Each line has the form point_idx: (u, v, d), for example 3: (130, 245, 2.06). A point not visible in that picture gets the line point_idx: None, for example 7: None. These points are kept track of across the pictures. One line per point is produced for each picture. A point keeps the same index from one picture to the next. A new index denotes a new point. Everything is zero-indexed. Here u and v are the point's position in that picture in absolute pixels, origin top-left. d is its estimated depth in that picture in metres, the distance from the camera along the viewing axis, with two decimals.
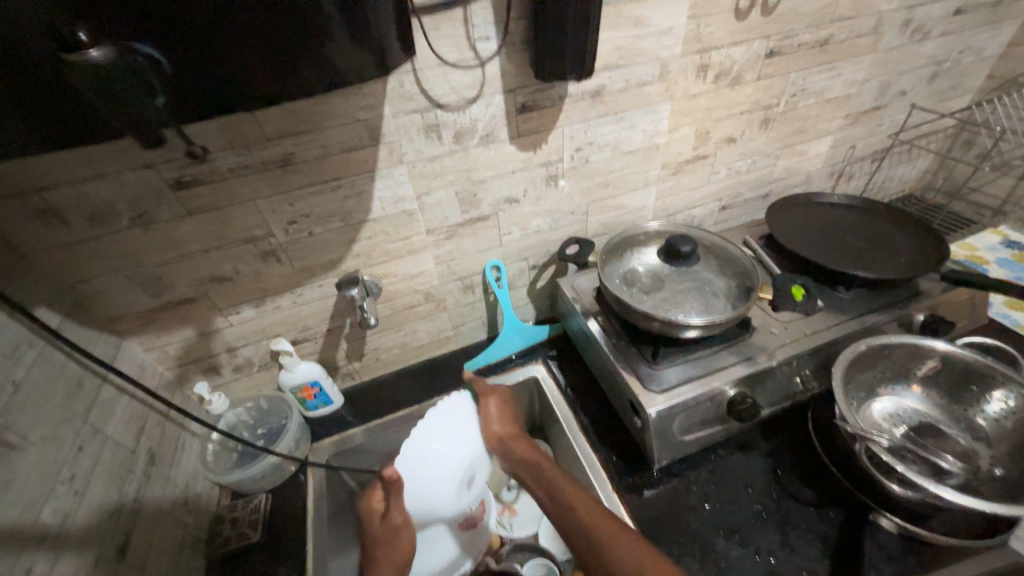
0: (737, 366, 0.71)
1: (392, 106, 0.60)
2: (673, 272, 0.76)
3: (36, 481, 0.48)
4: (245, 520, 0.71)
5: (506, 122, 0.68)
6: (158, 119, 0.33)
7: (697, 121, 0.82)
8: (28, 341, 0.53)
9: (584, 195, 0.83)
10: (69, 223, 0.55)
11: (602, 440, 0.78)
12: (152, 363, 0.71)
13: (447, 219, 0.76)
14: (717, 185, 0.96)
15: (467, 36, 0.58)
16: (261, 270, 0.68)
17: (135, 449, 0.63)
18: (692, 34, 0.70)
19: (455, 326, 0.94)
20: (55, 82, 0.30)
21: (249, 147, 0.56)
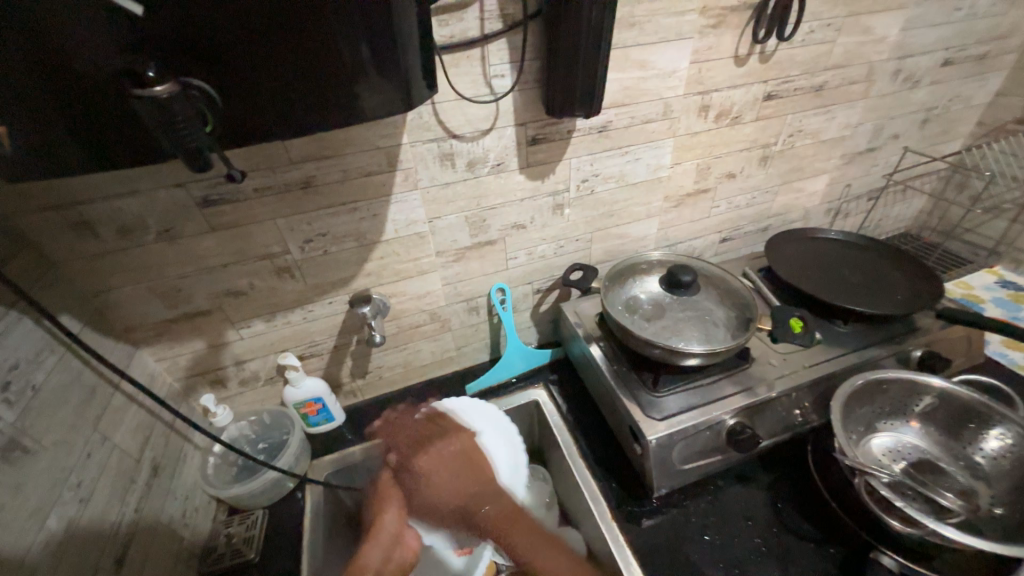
0: (737, 396, 0.71)
1: (411, 135, 0.64)
2: (675, 300, 0.78)
3: (43, 488, 0.49)
4: (240, 537, 0.71)
5: (517, 153, 0.72)
6: (204, 145, 0.36)
7: (698, 157, 0.86)
8: (49, 347, 0.54)
9: (589, 223, 0.86)
10: (98, 235, 0.57)
11: (601, 466, 0.78)
12: (162, 374, 0.73)
13: (456, 242, 0.78)
14: (718, 218, 0.99)
15: (484, 74, 0.63)
16: (276, 286, 0.71)
17: (139, 458, 0.64)
18: (695, 77, 0.75)
19: (459, 347, 0.95)
20: (118, 112, 0.33)
21: (273, 169, 0.60)
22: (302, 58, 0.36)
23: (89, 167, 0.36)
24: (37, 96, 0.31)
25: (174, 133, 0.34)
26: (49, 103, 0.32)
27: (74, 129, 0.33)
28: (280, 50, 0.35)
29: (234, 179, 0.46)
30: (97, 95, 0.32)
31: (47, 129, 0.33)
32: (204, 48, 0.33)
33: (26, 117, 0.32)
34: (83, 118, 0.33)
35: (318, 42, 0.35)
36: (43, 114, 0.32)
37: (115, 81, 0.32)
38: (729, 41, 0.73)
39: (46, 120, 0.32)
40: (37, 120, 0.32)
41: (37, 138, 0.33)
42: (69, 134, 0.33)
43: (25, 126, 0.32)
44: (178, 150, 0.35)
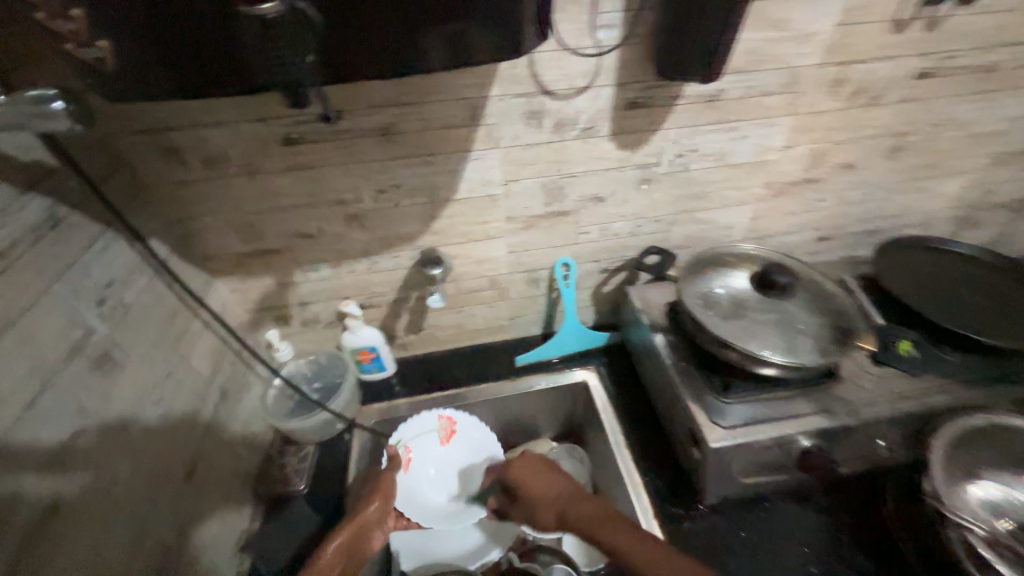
0: (817, 417, 0.64)
1: (499, 87, 0.59)
2: (760, 301, 0.70)
3: (128, 400, 0.52)
4: (291, 467, 0.75)
5: (610, 117, 0.65)
6: (302, 78, 0.33)
7: (816, 141, 0.74)
8: (139, 267, 0.56)
9: (674, 203, 0.78)
10: (186, 163, 0.58)
11: (648, 462, 0.75)
12: (233, 304, 0.76)
13: (528, 209, 0.74)
14: (820, 214, 0.87)
15: (591, 22, 0.55)
16: (344, 233, 0.70)
17: (210, 382, 0.67)
18: (835, 44, 0.63)
19: (513, 317, 0.92)
20: (216, 34, 0.30)
21: (356, 111, 0.57)
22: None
23: (185, 96, 0.34)
24: (143, 9, 0.29)
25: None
26: (154, 17, 0.30)
27: (174, 51, 0.31)
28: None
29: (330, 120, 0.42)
30: (200, 10, 0.29)
31: (150, 47, 0.31)
32: None
33: (129, 34, 0.30)
34: (183, 36, 0.30)
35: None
36: (147, 32, 0.30)
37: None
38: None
39: (148, 39, 0.30)
40: (138, 36, 0.30)
41: (139, 59, 0.31)
42: (168, 57, 0.31)
43: (128, 40, 0.30)
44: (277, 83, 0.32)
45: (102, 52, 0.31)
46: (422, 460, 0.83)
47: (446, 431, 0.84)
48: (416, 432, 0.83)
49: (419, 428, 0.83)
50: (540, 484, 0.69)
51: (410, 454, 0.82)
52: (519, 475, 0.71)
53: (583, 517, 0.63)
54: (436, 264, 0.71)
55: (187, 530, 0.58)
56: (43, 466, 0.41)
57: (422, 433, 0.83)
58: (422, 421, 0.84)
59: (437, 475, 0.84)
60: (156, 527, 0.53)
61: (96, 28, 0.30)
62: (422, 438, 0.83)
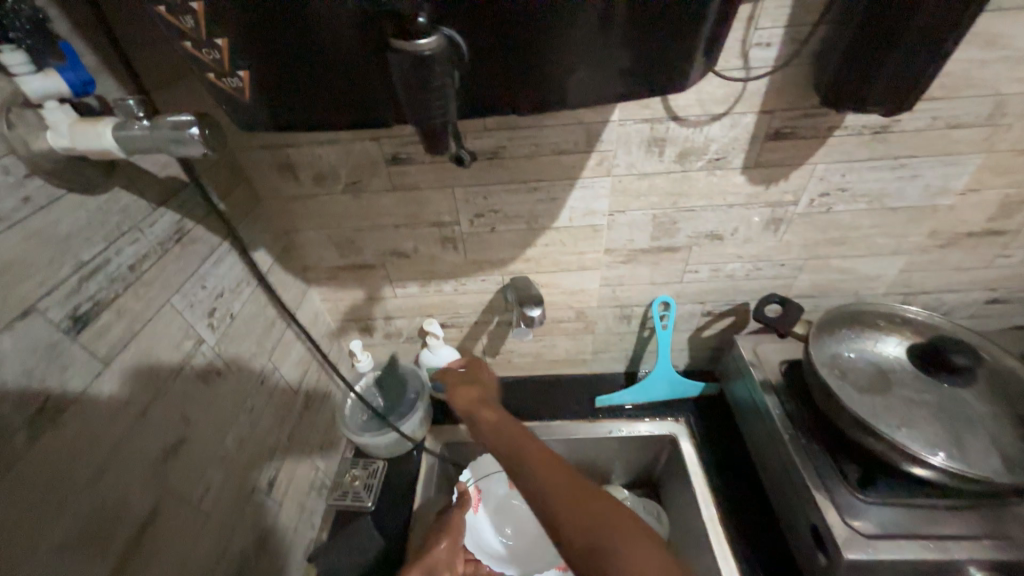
0: (990, 543, 0.51)
1: (622, 112, 0.52)
2: (913, 378, 0.57)
3: (227, 408, 0.53)
4: (361, 481, 0.75)
5: (746, 148, 0.56)
6: (447, 121, 0.29)
7: (1013, 185, 0.59)
8: (247, 279, 0.58)
9: (806, 248, 0.67)
10: (298, 178, 0.59)
11: (748, 546, 0.64)
12: (324, 313, 0.77)
13: (632, 242, 0.66)
14: (1000, 272, 0.70)
15: (743, 40, 0.47)
16: (436, 255, 0.68)
17: (297, 390, 0.69)
18: None
19: (596, 352, 0.85)
20: (360, 64, 0.29)
21: (466, 133, 0.54)
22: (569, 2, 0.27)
23: (324, 125, 0.33)
24: (287, 40, 0.28)
25: (420, 101, 0.28)
26: (296, 49, 0.28)
27: (315, 81, 0.30)
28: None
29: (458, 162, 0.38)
30: (346, 40, 0.28)
31: (286, 79, 0.30)
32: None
33: (270, 67, 0.29)
34: (327, 67, 0.29)
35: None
36: (288, 64, 0.29)
37: (373, 23, 0.27)
38: None
39: (290, 70, 0.29)
40: (278, 66, 0.29)
41: (277, 92, 0.30)
42: (306, 87, 0.30)
43: (267, 73, 0.29)
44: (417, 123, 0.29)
45: (241, 83, 0.30)
46: (490, 500, 0.81)
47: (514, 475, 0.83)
48: (484, 471, 0.81)
49: (486, 470, 0.82)
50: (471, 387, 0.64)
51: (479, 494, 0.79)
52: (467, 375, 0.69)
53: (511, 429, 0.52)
54: (540, 307, 0.62)
55: (265, 539, 0.58)
56: (150, 477, 0.42)
57: (490, 475, 0.81)
58: (488, 463, 0.82)
59: (503, 518, 0.81)
60: (241, 535, 0.54)
61: (239, 59, 0.29)
62: (491, 476, 0.81)
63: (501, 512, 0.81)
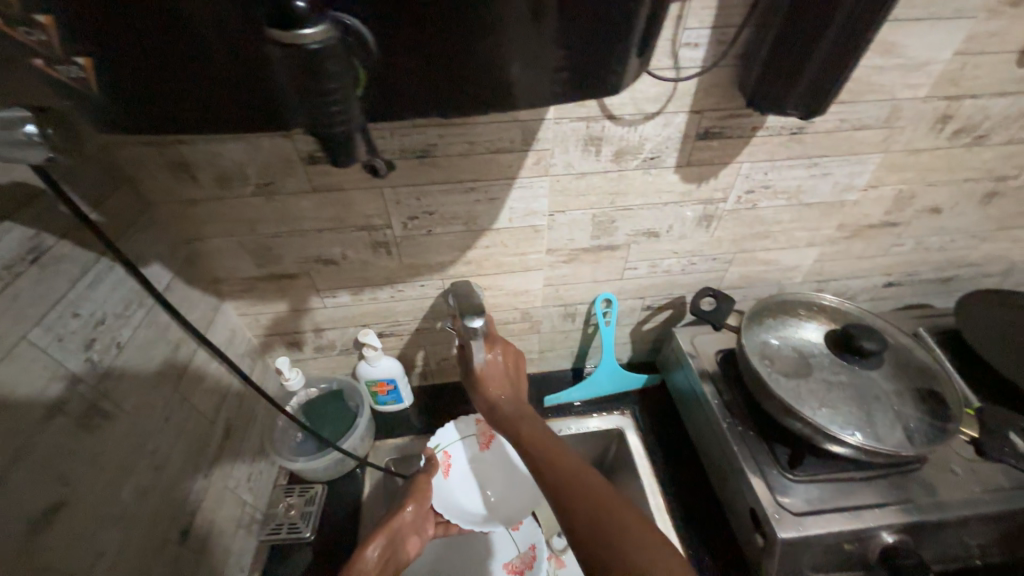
0: (895, 508, 0.56)
1: (558, 110, 0.51)
2: (831, 362, 0.61)
3: (121, 456, 0.46)
4: (298, 510, 0.68)
5: (679, 147, 0.56)
6: (354, 130, 0.27)
7: (905, 182, 0.65)
8: (138, 299, 0.51)
9: (735, 242, 0.70)
10: (197, 180, 0.51)
11: (692, 530, 0.67)
12: (242, 328, 0.69)
13: (573, 242, 0.66)
14: (895, 259, 0.78)
15: (673, 40, 0.47)
16: (368, 260, 0.63)
17: (214, 420, 0.61)
18: (950, 76, 0.54)
19: (543, 350, 0.84)
20: (234, 57, 0.26)
21: (392, 131, 0.49)
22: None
23: (206, 124, 0.29)
24: (136, 21, 0.24)
25: (316, 105, 0.25)
26: (148, 32, 0.25)
27: (181, 71, 0.26)
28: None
29: (379, 168, 0.38)
30: (212, 26, 0.25)
31: (147, 67, 0.26)
32: None
33: (120, 53, 0.25)
34: (193, 57, 0.26)
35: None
36: (143, 51, 0.25)
37: (238, 8, 0.24)
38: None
39: (147, 58, 0.26)
40: (130, 53, 0.25)
41: (137, 82, 0.27)
42: (170, 77, 0.27)
43: (119, 59, 0.26)
44: (314, 127, 0.26)
45: (83, 71, 0.26)
46: (460, 463, 0.76)
47: (485, 436, 0.78)
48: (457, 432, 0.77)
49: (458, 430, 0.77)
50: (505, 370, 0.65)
51: (449, 459, 0.75)
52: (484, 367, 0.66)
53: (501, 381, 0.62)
54: (482, 318, 0.58)
55: None
56: (13, 557, 0.35)
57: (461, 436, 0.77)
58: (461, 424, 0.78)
59: (472, 482, 0.76)
60: None
61: (74, 41, 0.25)
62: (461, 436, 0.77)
63: (470, 476, 0.76)
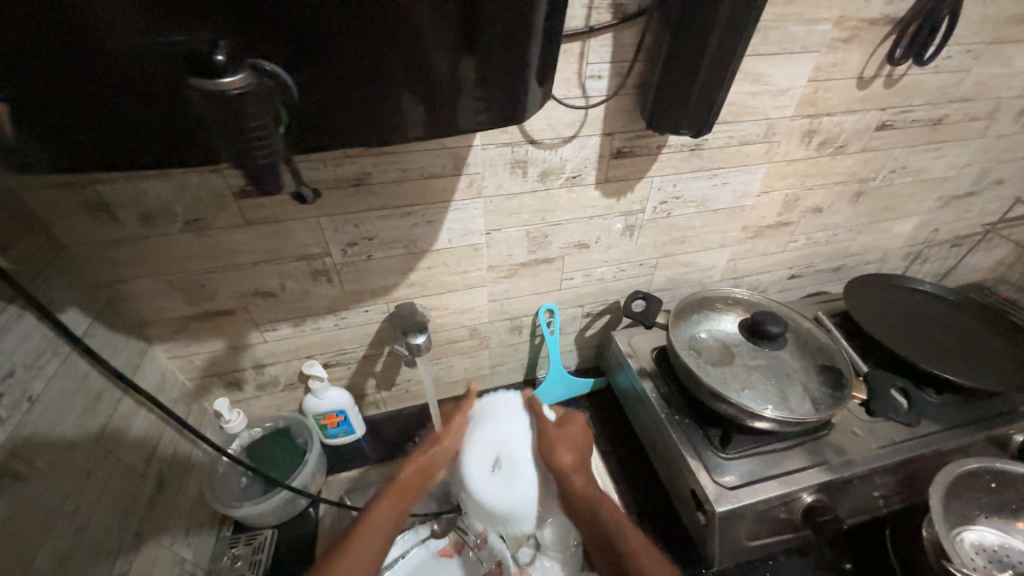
0: (813, 471, 0.63)
1: (484, 137, 0.55)
2: (747, 348, 0.68)
3: (36, 519, 0.42)
4: (245, 560, 0.65)
5: (596, 166, 0.63)
6: (279, 160, 0.29)
7: (789, 187, 0.76)
8: (52, 348, 0.47)
9: (657, 248, 0.77)
10: (118, 221, 0.50)
11: (646, 521, 0.70)
12: (174, 372, 0.66)
13: (511, 258, 0.69)
14: (793, 254, 0.89)
15: (579, 73, 0.53)
16: (309, 289, 0.62)
17: (144, 473, 0.57)
18: (809, 98, 0.65)
19: (494, 365, 0.87)
20: (156, 101, 0.27)
21: (324, 161, 0.51)
22: (396, 24, 0.27)
23: (127, 162, 0.30)
24: (51, 68, 0.25)
25: (238, 142, 0.27)
26: (66, 76, 0.25)
27: (100, 115, 0.27)
28: (376, 10, 0.26)
29: (305, 201, 0.43)
30: (135, 77, 0.26)
31: (67, 112, 0.27)
32: (292, 39, 0.27)
33: (35, 97, 0.26)
34: (114, 101, 0.27)
35: (430, 5, 0.27)
36: (62, 97, 0.26)
37: (160, 58, 0.25)
38: (858, 59, 0.63)
39: (65, 104, 0.26)
40: (45, 98, 0.26)
41: (54, 127, 0.27)
42: (87, 119, 0.27)
43: (35, 103, 0.26)
44: (238, 160, 0.28)
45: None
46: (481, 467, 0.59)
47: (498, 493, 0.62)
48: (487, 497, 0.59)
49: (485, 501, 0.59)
50: (569, 450, 0.61)
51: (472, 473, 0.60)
52: (564, 429, 0.64)
53: (581, 491, 0.59)
54: (425, 336, 0.61)
55: None
56: None
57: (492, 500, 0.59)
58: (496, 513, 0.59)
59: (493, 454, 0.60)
60: None
61: None
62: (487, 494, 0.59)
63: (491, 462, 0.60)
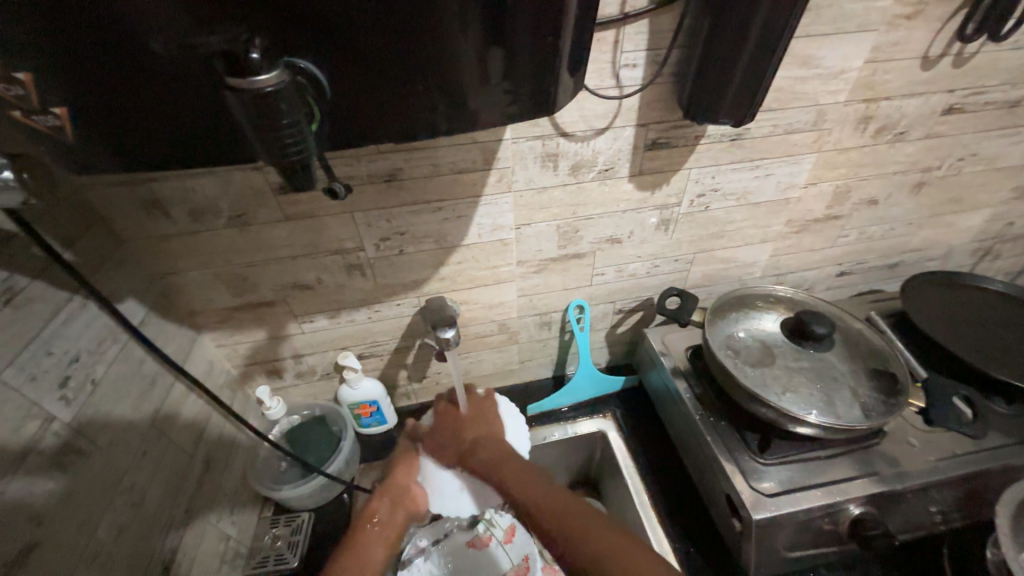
0: (861, 482, 0.59)
1: (514, 130, 0.54)
2: (789, 349, 0.65)
3: (97, 493, 0.46)
4: (284, 540, 0.68)
5: (630, 158, 0.61)
6: (311, 157, 0.30)
7: (840, 178, 0.71)
8: (112, 335, 0.51)
9: (693, 243, 0.74)
10: (169, 217, 0.53)
11: (677, 524, 0.68)
12: (221, 360, 0.69)
13: (541, 252, 0.69)
14: (843, 249, 0.83)
15: (613, 62, 0.51)
16: (343, 282, 0.64)
17: (193, 453, 0.61)
18: (865, 81, 0.60)
19: (523, 360, 0.86)
20: (197, 103, 0.28)
21: (358, 157, 0.52)
22: (426, 18, 0.27)
23: (174, 162, 0.32)
24: (105, 72, 0.26)
25: (273, 139, 0.27)
26: (116, 82, 0.27)
27: (150, 116, 0.29)
28: (405, 6, 0.26)
29: (340, 197, 0.42)
30: (178, 80, 0.27)
31: (119, 113, 0.28)
32: (324, 36, 0.27)
33: (92, 102, 0.28)
34: (160, 105, 0.28)
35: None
36: (114, 103, 0.28)
37: (200, 61, 0.26)
38: (923, 37, 0.57)
39: (118, 106, 0.28)
40: (101, 101, 0.28)
41: (109, 130, 0.29)
42: (137, 122, 0.29)
43: (91, 106, 0.28)
44: (273, 158, 0.29)
45: (59, 120, 0.28)
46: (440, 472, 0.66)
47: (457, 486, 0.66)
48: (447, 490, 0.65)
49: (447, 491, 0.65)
50: (484, 425, 0.66)
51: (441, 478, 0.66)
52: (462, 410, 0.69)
53: (486, 454, 0.63)
54: (454, 330, 0.61)
55: None
56: None
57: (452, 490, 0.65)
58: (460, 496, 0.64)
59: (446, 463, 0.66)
60: None
61: (51, 95, 0.27)
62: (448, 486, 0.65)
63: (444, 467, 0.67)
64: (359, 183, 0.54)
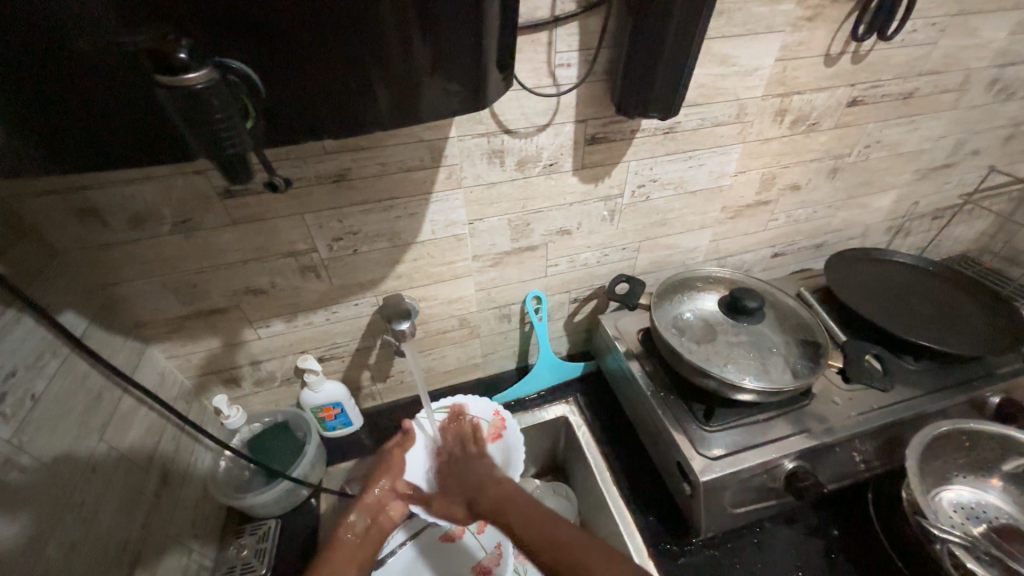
0: (794, 439, 0.65)
1: (459, 128, 0.56)
2: (727, 324, 0.70)
3: (43, 511, 0.44)
4: (251, 548, 0.67)
5: (572, 153, 0.64)
6: (246, 154, 0.31)
7: (765, 166, 0.78)
8: (51, 349, 0.50)
9: (638, 232, 0.79)
10: (108, 225, 0.52)
11: (637, 495, 0.72)
12: (173, 372, 0.68)
13: (495, 246, 0.71)
14: (774, 232, 0.91)
15: (548, 62, 0.55)
16: (298, 285, 0.64)
17: (147, 467, 0.59)
18: (778, 77, 0.66)
19: (486, 354, 0.89)
20: (129, 105, 0.29)
21: (304, 159, 0.53)
22: (359, 21, 0.29)
23: (108, 164, 0.32)
24: (29, 74, 0.27)
25: (207, 138, 0.29)
26: (41, 84, 0.27)
27: (80, 118, 0.29)
28: (333, 7, 0.28)
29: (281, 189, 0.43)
30: (105, 81, 0.28)
31: (47, 116, 0.29)
32: (256, 38, 0.28)
33: (17, 104, 0.28)
34: (89, 107, 0.29)
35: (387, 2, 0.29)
36: (42, 105, 0.28)
37: (128, 63, 0.27)
38: (823, 36, 0.64)
39: (44, 107, 0.28)
40: (28, 104, 0.28)
41: (39, 132, 0.29)
42: (67, 123, 0.29)
43: (18, 109, 0.28)
44: (208, 156, 0.30)
45: None
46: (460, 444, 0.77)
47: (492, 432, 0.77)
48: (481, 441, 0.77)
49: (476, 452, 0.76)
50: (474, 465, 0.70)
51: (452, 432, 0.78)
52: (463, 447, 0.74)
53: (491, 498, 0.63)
54: (409, 322, 0.62)
55: None
56: None
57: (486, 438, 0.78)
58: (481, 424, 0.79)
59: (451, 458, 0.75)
60: None
61: None
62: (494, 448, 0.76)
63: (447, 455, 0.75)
64: (306, 182, 0.55)
